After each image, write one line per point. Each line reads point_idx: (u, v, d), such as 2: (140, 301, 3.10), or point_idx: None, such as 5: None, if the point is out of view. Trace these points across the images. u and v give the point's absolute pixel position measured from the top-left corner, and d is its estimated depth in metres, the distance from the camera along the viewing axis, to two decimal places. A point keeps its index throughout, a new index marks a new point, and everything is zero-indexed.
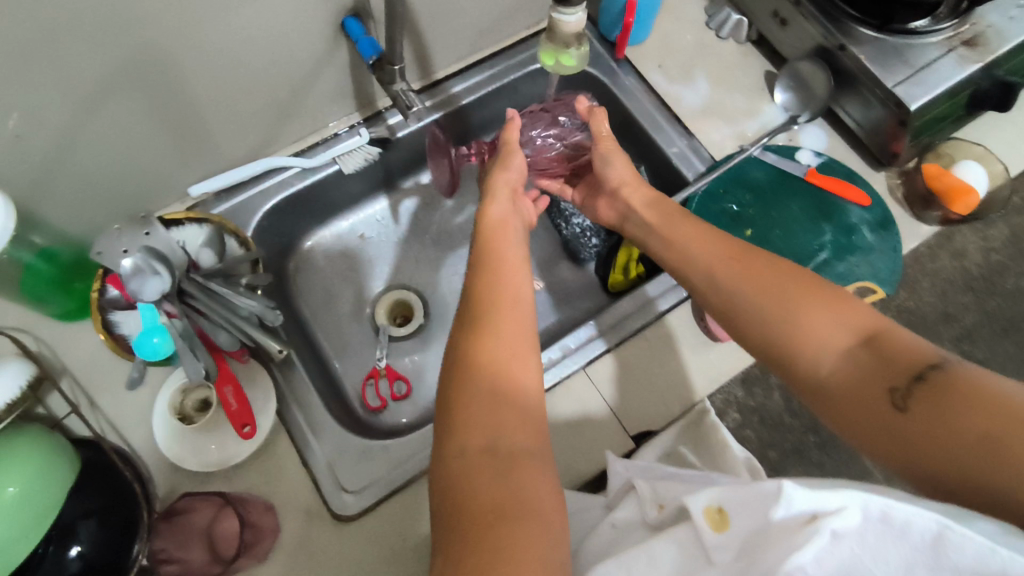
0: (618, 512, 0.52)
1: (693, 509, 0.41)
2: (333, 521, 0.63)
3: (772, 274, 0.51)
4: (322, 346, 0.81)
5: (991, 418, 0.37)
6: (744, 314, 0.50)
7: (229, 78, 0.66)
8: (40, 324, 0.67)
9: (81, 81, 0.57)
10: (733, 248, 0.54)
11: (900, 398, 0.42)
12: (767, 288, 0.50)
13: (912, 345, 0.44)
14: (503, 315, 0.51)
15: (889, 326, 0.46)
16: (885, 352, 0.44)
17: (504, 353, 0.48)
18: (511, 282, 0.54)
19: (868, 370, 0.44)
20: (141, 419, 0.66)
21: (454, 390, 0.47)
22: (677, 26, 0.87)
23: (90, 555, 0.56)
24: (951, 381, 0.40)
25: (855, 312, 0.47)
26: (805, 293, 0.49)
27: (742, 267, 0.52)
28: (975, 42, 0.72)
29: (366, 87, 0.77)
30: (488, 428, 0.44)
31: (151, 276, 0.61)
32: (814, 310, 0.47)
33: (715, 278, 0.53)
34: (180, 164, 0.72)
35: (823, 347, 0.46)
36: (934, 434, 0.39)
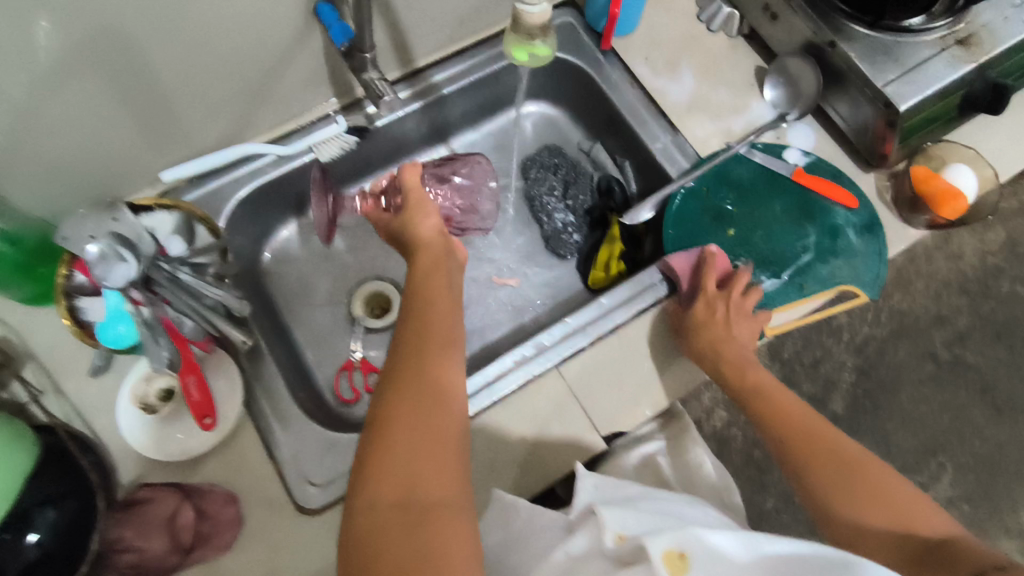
0: (573, 543, 0.47)
1: (652, 551, 0.40)
2: (298, 513, 0.63)
3: (843, 464, 0.57)
4: (296, 336, 0.80)
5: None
6: (820, 507, 0.56)
7: (200, 60, 0.64)
8: (5, 309, 0.67)
9: (41, 59, 0.55)
10: (829, 433, 0.59)
11: None
12: (839, 471, 0.56)
13: (970, 551, 0.50)
14: (433, 365, 0.51)
15: (958, 536, 0.52)
16: (943, 557, 0.50)
17: (421, 403, 0.48)
18: (440, 327, 0.55)
19: (925, 568, 0.50)
20: (104, 407, 0.65)
21: (375, 436, 0.47)
22: (667, 17, 0.85)
23: (47, 545, 0.55)
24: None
25: (930, 517, 0.53)
26: (874, 474, 0.55)
27: (812, 453, 0.58)
28: (969, 41, 0.70)
29: (344, 73, 0.76)
30: (404, 477, 0.44)
31: (117, 262, 0.58)
32: (893, 490, 0.54)
33: (798, 454, 0.59)
34: (151, 149, 0.70)
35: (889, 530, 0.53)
36: None
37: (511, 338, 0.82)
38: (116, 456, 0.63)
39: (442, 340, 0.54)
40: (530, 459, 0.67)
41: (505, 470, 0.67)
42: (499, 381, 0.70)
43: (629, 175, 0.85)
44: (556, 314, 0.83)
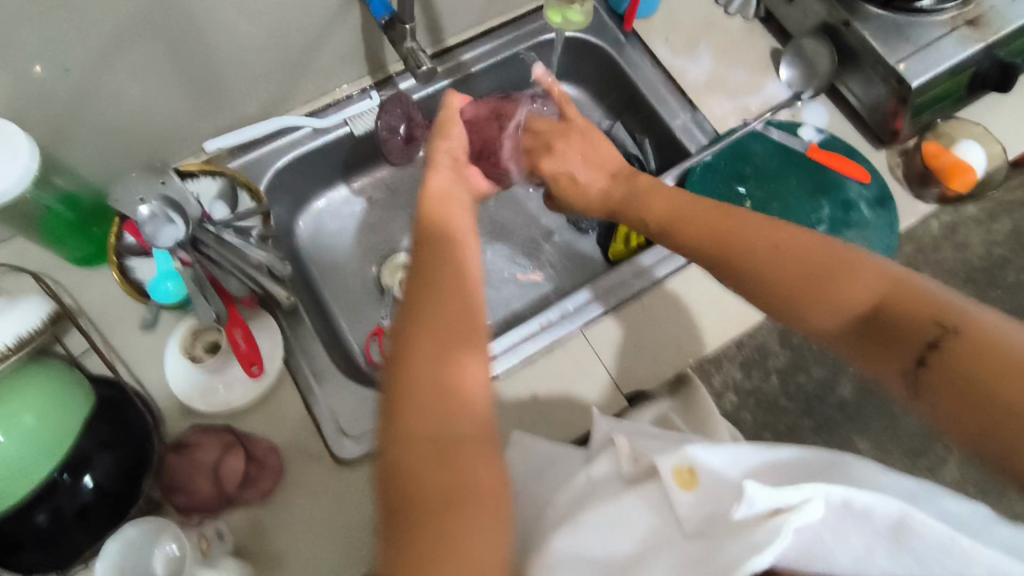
0: (595, 467, 0.51)
1: (663, 468, 0.44)
2: (334, 464, 0.66)
3: (769, 254, 0.52)
4: (329, 302, 0.83)
5: (998, 379, 0.40)
6: (766, 303, 0.52)
7: (245, 33, 0.68)
8: (60, 266, 0.71)
9: (103, 26, 0.59)
10: (735, 225, 0.55)
11: (912, 369, 0.44)
12: (769, 267, 0.51)
13: (924, 297, 0.45)
14: (452, 298, 0.50)
15: (904, 280, 0.47)
16: (893, 329, 0.46)
17: (440, 342, 0.47)
18: (460, 266, 0.52)
19: (881, 343, 0.47)
20: (153, 360, 0.69)
21: (398, 370, 0.46)
22: (686, 0, 0.88)
23: (103, 485, 0.59)
24: (962, 349, 0.42)
25: (867, 273, 0.48)
26: (812, 258, 0.50)
27: (732, 262, 0.54)
28: (978, 21, 0.73)
29: (378, 49, 0.79)
30: (432, 413, 0.44)
31: (165, 224, 0.62)
32: (835, 275, 0.49)
33: (724, 257, 0.54)
34: (197, 119, 0.74)
35: (832, 322, 0.49)
36: (953, 399, 0.42)
37: (534, 307, 0.85)
38: (164, 406, 0.67)
39: (459, 284, 0.51)
40: (556, 415, 0.70)
41: (532, 426, 0.70)
42: (525, 343, 0.73)
43: (648, 152, 0.87)
44: (577, 284, 0.86)
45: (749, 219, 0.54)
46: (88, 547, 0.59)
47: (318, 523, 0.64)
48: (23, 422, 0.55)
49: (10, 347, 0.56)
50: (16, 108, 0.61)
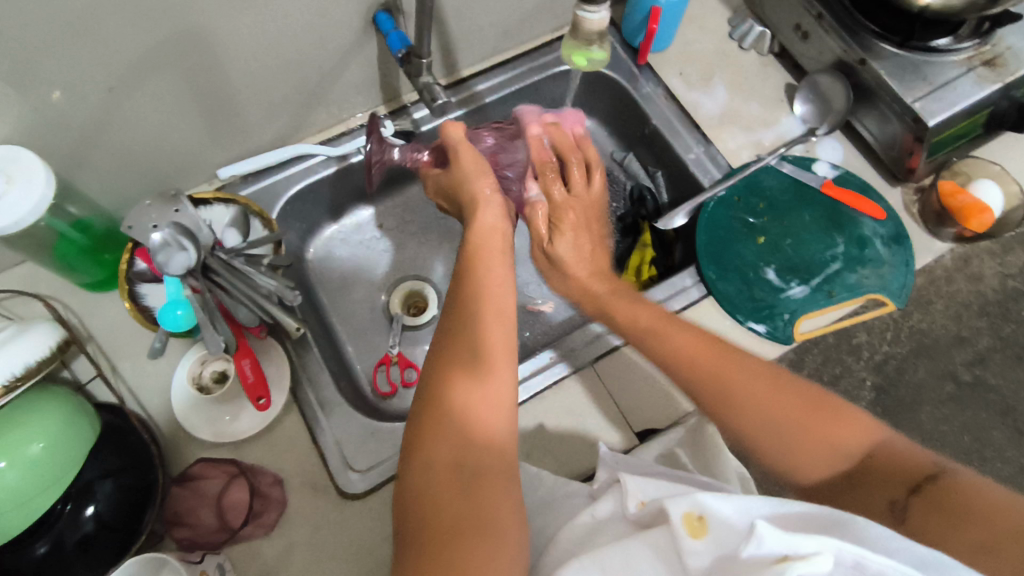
0: (599, 506, 0.50)
1: (672, 515, 0.40)
2: (339, 497, 0.65)
3: (761, 395, 0.50)
4: (337, 329, 0.83)
5: (985, 528, 0.39)
6: (751, 450, 0.50)
7: (263, 63, 0.68)
8: (71, 291, 0.71)
9: (124, 57, 0.60)
10: (732, 361, 0.52)
11: (899, 509, 0.43)
12: (762, 396, 0.50)
13: (905, 456, 0.45)
14: (487, 328, 0.50)
15: (885, 439, 0.47)
16: (877, 476, 0.45)
17: (473, 375, 0.47)
18: (492, 295, 0.53)
19: (869, 492, 0.45)
20: (159, 388, 0.68)
21: (428, 399, 0.47)
22: (701, 34, 0.89)
23: (103, 515, 0.58)
24: (947, 495, 0.42)
25: (850, 423, 0.47)
26: (796, 400, 0.49)
27: (715, 389, 0.51)
28: (995, 61, 0.73)
29: (394, 79, 0.80)
30: (460, 443, 0.45)
31: (177, 251, 0.62)
32: (812, 412, 0.48)
33: (717, 385, 0.52)
34: (212, 147, 0.75)
35: (825, 467, 0.47)
36: (939, 530, 0.41)
37: (543, 337, 0.85)
38: (169, 435, 0.66)
39: (494, 315, 0.51)
40: (565, 451, 0.69)
41: (540, 461, 0.69)
42: (533, 377, 0.72)
43: (660, 184, 0.88)
44: (587, 316, 0.86)
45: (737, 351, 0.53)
46: None
47: (319, 558, 0.63)
48: (30, 450, 0.55)
49: (17, 376, 0.55)
50: (35, 136, 0.61)
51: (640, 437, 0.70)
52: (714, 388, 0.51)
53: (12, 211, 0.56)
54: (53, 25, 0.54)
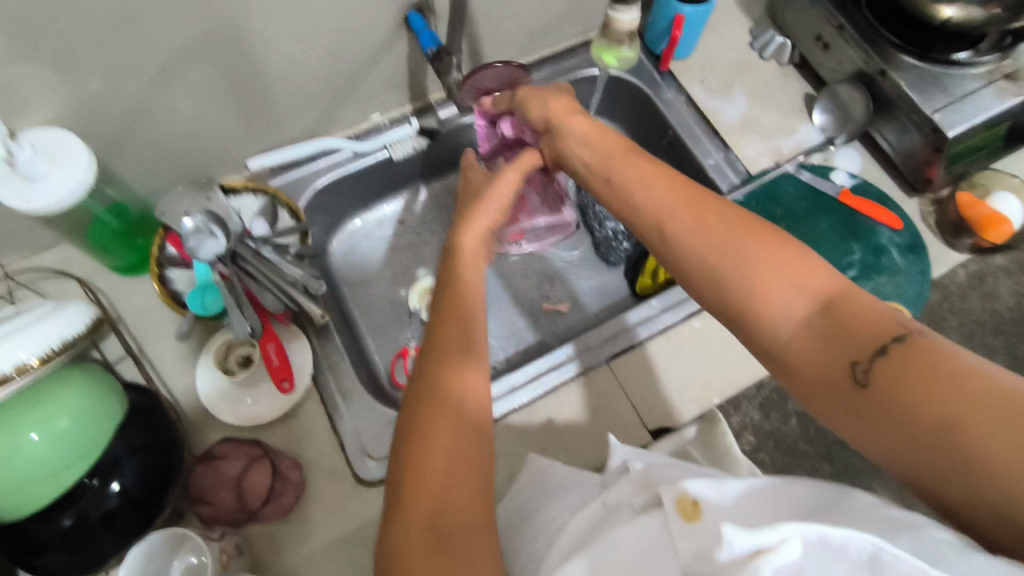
0: (611, 494, 0.51)
1: (665, 499, 0.41)
2: (355, 483, 0.66)
3: (725, 237, 0.46)
4: (358, 321, 0.85)
5: (952, 396, 0.34)
6: (711, 289, 0.46)
7: (298, 58, 0.70)
8: (103, 273, 0.73)
9: (166, 49, 0.62)
10: (696, 200, 0.49)
11: (863, 372, 0.38)
12: (718, 245, 0.46)
13: (873, 315, 0.40)
14: (459, 345, 0.49)
15: (848, 287, 0.42)
16: (844, 330, 0.40)
17: (449, 425, 0.44)
18: (467, 314, 0.51)
19: (825, 349, 0.40)
20: (185, 370, 0.70)
21: (403, 432, 0.45)
22: (723, 43, 0.90)
23: (129, 491, 0.59)
24: (915, 355, 0.37)
25: (812, 270, 0.43)
26: (759, 246, 0.44)
27: (677, 230, 0.48)
28: (1016, 76, 0.74)
29: (421, 78, 0.82)
30: (434, 501, 0.42)
31: (208, 237, 0.63)
32: (769, 263, 0.44)
33: (664, 223, 0.49)
34: (244, 139, 0.77)
35: (783, 310, 0.42)
36: (901, 401, 0.36)
37: (558, 335, 0.86)
38: (191, 416, 0.68)
39: (466, 361, 0.48)
40: (578, 446, 0.70)
41: (553, 454, 0.70)
42: (549, 373, 0.73)
43: None
44: (602, 316, 0.87)
45: (707, 195, 0.49)
46: (109, 554, 0.59)
47: (335, 542, 0.64)
48: (58, 425, 0.56)
49: (55, 349, 0.56)
50: (77, 121, 0.64)
51: (652, 435, 0.71)
52: (675, 233, 0.48)
53: (54, 191, 0.58)
54: (101, 14, 0.56)
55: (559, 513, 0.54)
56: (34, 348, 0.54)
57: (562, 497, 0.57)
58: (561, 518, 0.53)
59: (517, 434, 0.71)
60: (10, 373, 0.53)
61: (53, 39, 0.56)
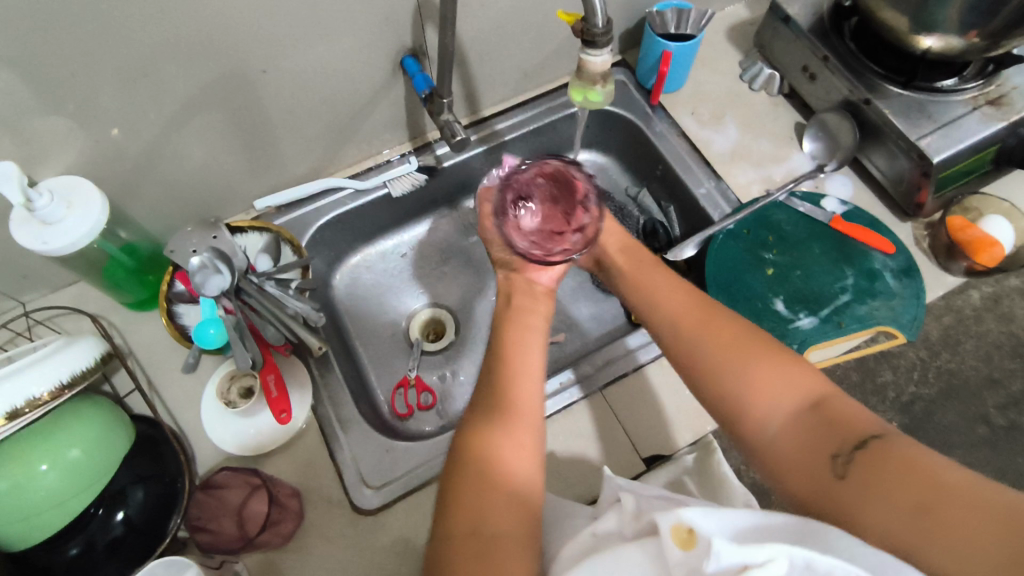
0: (601, 524, 0.50)
1: (661, 526, 0.40)
2: (353, 512, 0.68)
3: (722, 339, 0.54)
4: (360, 352, 0.87)
5: (923, 490, 0.39)
6: (714, 392, 0.53)
7: (300, 103, 0.75)
8: (116, 309, 0.77)
9: (175, 98, 0.66)
10: (687, 299, 0.60)
11: (842, 465, 0.44)
12: (721, 349, 0.54)
13: (854, 414, 0.46)
14: (512, 378, 0.56)
15: (833, 393, 0.49)
16: (828, 428, 0.46)
17: (483, 469, 0.49)
18: (523, 366, 0.57)
19: (809, 447, 0.46)
20: (190, 402, 0.73)
21: (458, 452, 0.51)
22: (712, 76, 0.93)
23: (134, 518, 0.62)
24: (888, 454, 0.42)
25: (797, 373, 0.50)
26: (756, 356, 0.52)
27: (674, 320, 0.59)
28: (1000, 101, 0.75)
29: (420, 118, 0.86)
30: (472, 521, 0.47)
31: (214, 274, 0.67)
32: (768, 366, 0.51)
33: (677, 327, 0.58)
34: (250, 180, 0.81)
35: (772, 411, 0.49)
36: (872, 497, 0.41)
37: (557, 365, 0.87)
38: (196, 446, 0.70)
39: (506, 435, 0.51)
40: (573, 475, 0.71)
41: (548, 484, 0.70)
42: (545, 401, 0.74)
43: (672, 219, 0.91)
44: (599, 344, 0.88)
45: (715, 310, 0.58)
46: None
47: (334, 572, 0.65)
48: (68, 455, 0.59)
49: (65, 383, 0.59)
50: (92, 166, 0.68)
51: (648, 462, 0.71)
52: (678, 323, 0.58)
53: (71, 233, 0.62)
54: (118, 68, 0.60)
55: (550, 545, 0.55)
56: (45, 382, 0.58)
57: (554, 529, 0.57)
58: (554, 550, 0.54)
59: None
60: (21, 408, 0.56)
61: (71, 92, 0.60)
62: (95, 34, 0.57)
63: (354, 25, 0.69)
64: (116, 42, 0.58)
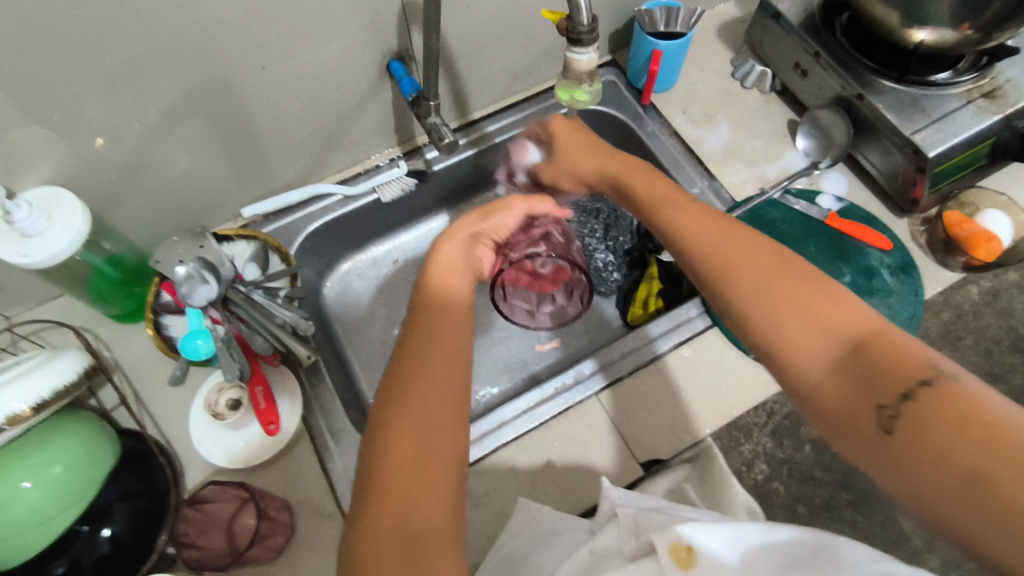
0: (600, 540, 0.50)
1: (660, 546, 0.41)
2: (345, 524, 0.66)
3: (756, 275, 0.47)
4: (352, 360, 0.86)
5: (972, 442, 0.34)
6: (748, 332, 0.46)
7: (285, 108, 0.73)
8: (102, 322, 0.76)
9: (157, 105, 0.65)
10: (714, 230, 0.52)
11: (889, 419, 0.38)
12: (759, 291, 0.46)
13: (906, 356, 0.39)
14: (423, 343, 0.49)
15: (885, 331, 0.42)
16: (874, 374, 0.39)
17: (406, 445, 0.43)
18: (445, 330, 0.50)
19: (855, 392, 0.40)
20: (178, 416, 0.71)
21: (376, 439, 0.44)
22: (703, 74, 0.92)
23: (121, 538, 0.61)
24: (944, 404, 0.36)
25: (841, 311, 0.43)
26: (796, 296, 0.45)
27: (704, 249, 0.51)
28: (994, 94, 0.74)
29: (408, 122, 0.85)
30: (400, 513, 0.41)
31: (200, 284, 0.65)
32: (804, 310, 0.44)
33: (708, 263, 0.50)
34: (237, 187, 0.80)
35: (813, 355, 0.42)
36: (921, 460, 0.35)
37: (552, 370, 0.86)
38: (185, 460, 0.69)
39: (435, 409, 0.45)
40: (569, 482, 0.69)
41: (544, 492, 0.69)
42: (539, 407, 0.73)
43: None
44: (594, 347, 0.87)
45: (749, 236, 0.51)
46: None
47: None
48: (52, 471, 0.57)
49: (46, 400, 0.58)
50: (74, 176, 0.67)
51: (645, 468, 0.70)
52: (706, 256, 0.51)
53: (51, 246, 0.61)
54: (96, 76, 0.59)
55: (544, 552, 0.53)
56: (25, 398, 0.56)
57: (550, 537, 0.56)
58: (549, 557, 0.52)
59: (509, 471, 0.70)
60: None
61: (50, 102, 0.59)
62: (71, 41, 0.55)
63: (338, 29, 0.68)
64: (94, 50, 0.57)
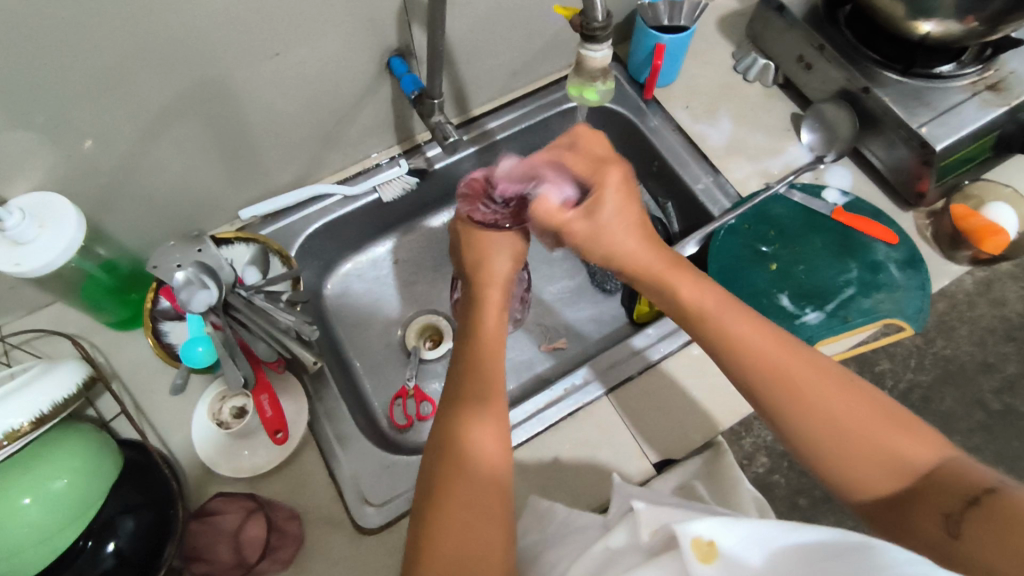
0: (613, 537, 0.48)
1: (682, 536, 0.40)
2: (355, 532, 0.65)
3: (807, 391, 0.47)
4: (355, 363, 0.85)
5: None
6: (810, 455, 0.47)
7: (282, 108, 0.72)
8: (97, 330, 0.74)
9: (151, 106, 0.63)
10: (750, 327, 0.51)
11: (955, 524, 0.40)
12: (820, 411, 0.46)
13: (963, 470, 0.42)
14: (473, 373, 0.52)
15: (939, 446, 0.44)
16: (937, 489, 0.42)
17: (465, 513, 0.44)
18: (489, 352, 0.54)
19: (922, 507, 0.42)
20: (179, 425, 0.70)
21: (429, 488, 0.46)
22: (705, 68, 0.91)
23: (125, 551, 0.58)
24: (1004, 509, 0.38)
25: (895, 428, 0.45)
26: (851, 415, 0.46)
27: (748, 359, 0.49)
28: (999, 86, 0.74)
29: (408, 119, 0.83)
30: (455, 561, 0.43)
31: (199, 289, 0.62)
32: (862, 422, 0.46)
33: (755, 385, 0.49)
34: (232, 189, 0.78)
35: (879, 476, 0.45)
36: (991, 558, 0.37)
37: (558, 369, 0.85)
38: (188, 471, 0.67)
39: (472, 438, 0.48)
40: (580, 483, 0.69)
41: (556, 493, 0.68)
42: (548, 409, 0.72)
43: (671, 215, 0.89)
44: (600, 346, 0.86)
45: (788, 342, 0.50)
46: None
47: None
48: (52, 485, 0.55)
49: (46, 413, 0.56)
50: (64, 181, 0.64)
51: (658, 467, 0.69)
52: (748, 363, 0.49)
53: (45, 253, 0.58)
54: (87, 76, 0.57)
55: (561, 554, 0.52)
56: (24, 413, 0.54)
57: (566, 538, 0.55)
58: (566, 558, 0.51)
59: (519, 473, 0.69)
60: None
61: (39, 104, 0.57)
62: (60, 42, 0.53)
63: (337, 25, 0.66)
64: (85, 51, 0.55)
